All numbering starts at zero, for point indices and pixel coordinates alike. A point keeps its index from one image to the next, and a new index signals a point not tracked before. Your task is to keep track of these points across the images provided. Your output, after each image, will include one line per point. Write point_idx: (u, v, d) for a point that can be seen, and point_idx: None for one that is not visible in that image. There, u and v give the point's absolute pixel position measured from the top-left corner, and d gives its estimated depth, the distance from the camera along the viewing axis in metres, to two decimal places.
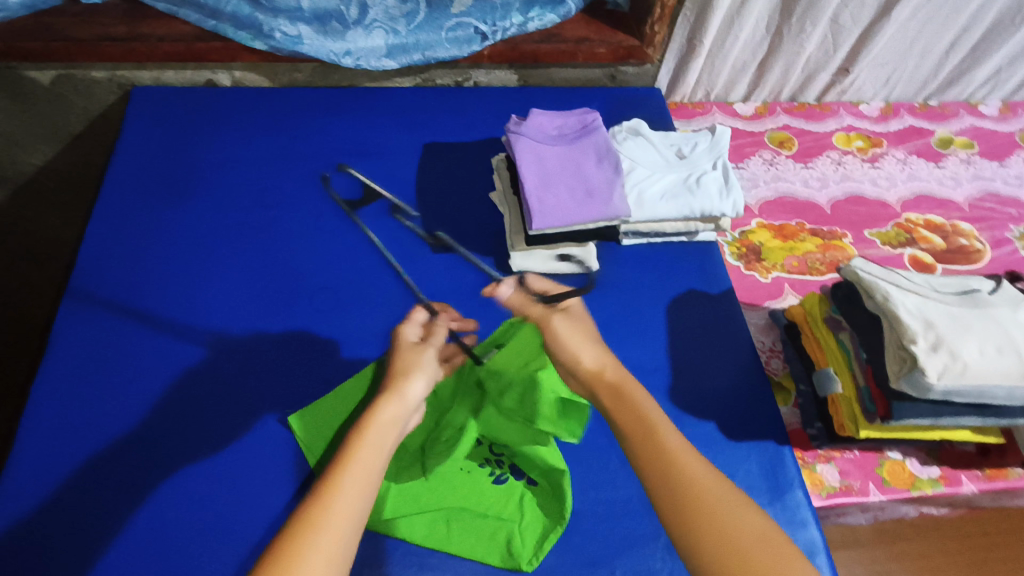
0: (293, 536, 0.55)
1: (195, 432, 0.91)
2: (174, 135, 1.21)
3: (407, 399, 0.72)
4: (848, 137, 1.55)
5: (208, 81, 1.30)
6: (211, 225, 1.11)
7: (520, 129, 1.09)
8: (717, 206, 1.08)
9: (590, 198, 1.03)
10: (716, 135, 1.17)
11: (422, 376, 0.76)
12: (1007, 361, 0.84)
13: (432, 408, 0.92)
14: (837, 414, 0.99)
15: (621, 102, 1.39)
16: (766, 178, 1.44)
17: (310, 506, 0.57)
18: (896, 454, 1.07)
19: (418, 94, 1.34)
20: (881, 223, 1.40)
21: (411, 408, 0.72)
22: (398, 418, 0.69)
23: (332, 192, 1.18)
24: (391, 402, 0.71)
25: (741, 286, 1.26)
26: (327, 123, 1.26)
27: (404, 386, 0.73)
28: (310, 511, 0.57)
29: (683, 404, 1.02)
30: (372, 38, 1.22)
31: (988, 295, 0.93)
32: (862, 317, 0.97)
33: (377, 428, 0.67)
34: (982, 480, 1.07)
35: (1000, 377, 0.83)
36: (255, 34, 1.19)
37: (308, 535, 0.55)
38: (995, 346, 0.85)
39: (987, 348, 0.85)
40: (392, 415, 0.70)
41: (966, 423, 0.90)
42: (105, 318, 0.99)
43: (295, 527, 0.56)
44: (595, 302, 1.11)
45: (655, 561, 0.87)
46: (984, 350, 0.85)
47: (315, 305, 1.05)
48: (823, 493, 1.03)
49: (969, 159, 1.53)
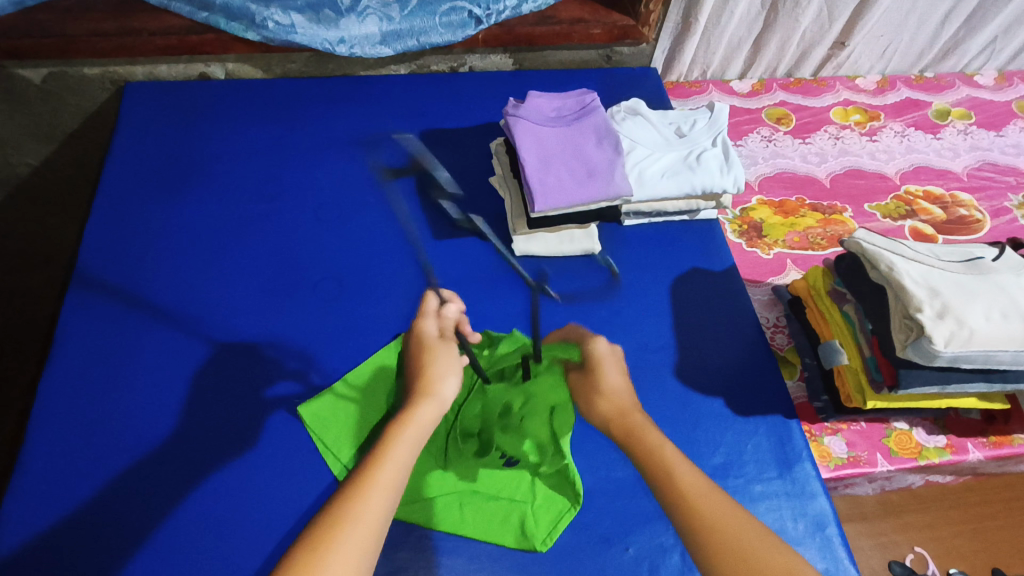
0: (300, 558, 0.53)
1: (205, 426, 0.91)
2: (169, 130, 1.20)
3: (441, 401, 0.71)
4: (846, 111, 1.54)
5: (201, 74, 1.29)
6: (211, 219, 1.11)
7: (519, 111, 1.09)
8: (718, 182, 1.08)
9: (591, 178, 1.02)
10: (715, 112, 1.17)
11: (454, 374, 0.75)
12: (1012, 326, 0.84)
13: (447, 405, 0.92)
14: (844, 385, 1.00)
15: (617, 82, 1.38)
16: (764, 155, 1.44)
17: (318, 528, 0.56)
18: (902, 424, 1.08)
19: (414, 81, 1.33)
20: (880, 196, 1.40)
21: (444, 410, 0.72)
22: (430, 422, 0.69)
23: (374, 162, 1.21)
24: (426, 403, 0.70)
25: (743, 262, 1.26)
26: (323, 113, 1.26)
27: (436, 387, 0.72)
28: (316, 533, 0.55)
29: (690, 382, 1.03)
30: (365, 24, 1.21)
31: (992, 261, 0.93)
32: (868, 288, 0.97)
33: (413, 430, 0.67)
34: (988, 448, 1.07)
35: (1005, 342, 0.84)
36: (247, 25, 1.18)
37: (315, 557, 0.53)
38: (1001, 312, 0.86)
39: (993, 314, 0.85)
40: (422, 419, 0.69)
41: (971, 389, 0.91)
42: (113, 318, 0.99)
43: (316, 534, 0.55)
44: (597, 285, 1.11)
45: (668, 536, 0.88)
46: (990, 316, 0.85)
47: (319, 295, 1.05)
48: (830, 465, 1.03)
49: (966, 129, 1.53)
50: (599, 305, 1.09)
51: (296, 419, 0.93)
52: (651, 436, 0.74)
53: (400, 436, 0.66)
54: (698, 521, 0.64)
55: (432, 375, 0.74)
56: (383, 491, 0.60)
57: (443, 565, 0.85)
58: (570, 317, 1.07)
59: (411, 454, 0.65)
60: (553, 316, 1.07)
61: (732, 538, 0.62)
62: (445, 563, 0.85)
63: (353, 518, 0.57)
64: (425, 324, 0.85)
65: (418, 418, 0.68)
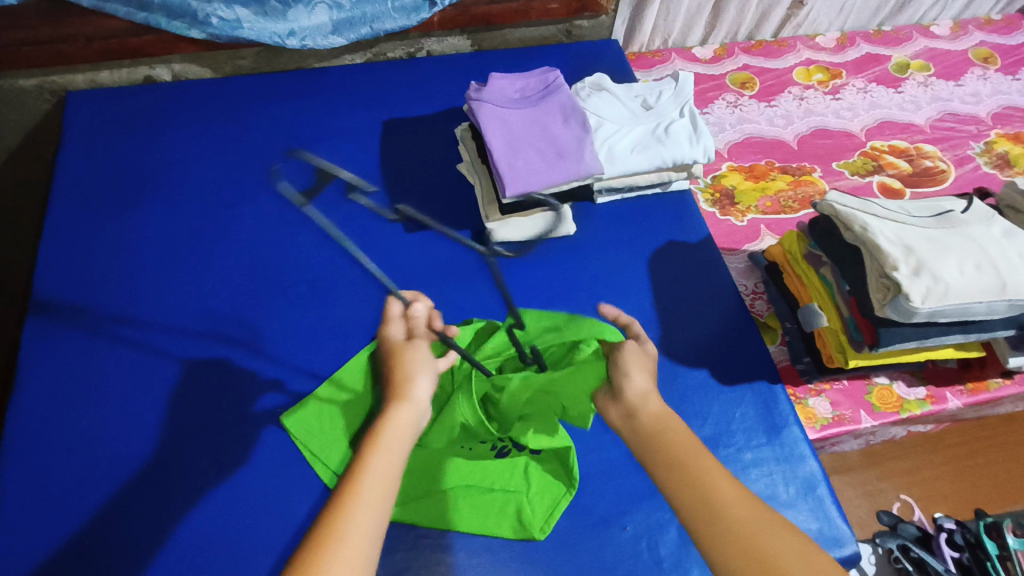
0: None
1: (185, 446, 0.88)
2: (118, 139, 1.15)
3: (417, 401, 0.68)
4: (808, 71, 1.54)
5: (146, 77, 1.24)
6: (170, 230, 1.07)
7: (481, 95, 1.06)
8: (688, 153, 1.07)
9: (561, 159, 1.01)
10: (680, 82, 1.16)
11: (426, 374, 0.70)
12: (986, 278, 0.85)
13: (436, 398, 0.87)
14: (826, 346, 1.01)
15: (580, 57, 1.36)
16: (731, 121, 1.43)
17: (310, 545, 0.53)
18: (883, 379, 1.10)
19: (371, 69, 1.29)
20: (847, 153, 1.40)
21: (423, 410, 0.68)
22: (411, 422, 0.66)
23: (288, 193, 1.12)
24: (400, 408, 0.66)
25: (718, 231, 1.26)
26: (279, 109, 1.21)
27: (407, 389, 0.68)
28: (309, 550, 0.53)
29: (675, 356, 1.03)
30: (315, 15, 1.15)
31: (962, 214, 0.94)
32: (843, 250, 0.97)
33: (391, 433, 0.64)
34: (966, 395, 1.10)
35: (980, 294, 0.85)
36: (190, 23, 1.12)
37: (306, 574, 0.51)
38: (974, 264, 0.86)
39: (967, 266, 0.86)
40: (403, 422, 0.65)
41: (950, 341, 0.92)
42: (75, 342, 0.95)
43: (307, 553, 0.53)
44: (575, 266, 1.10)
45: (664, 513, 0.88)
46: (964, 269, 0.86)
47: (291, 300, 1.02)
48: (816, 426, 1.05)
49: (926, 81, 1.54)
50: (580, 287, 1.08)
51: (279, 429, 0.91)
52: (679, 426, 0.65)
53: (376, 443, 0.63)
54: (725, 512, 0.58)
55: (404, 375, 0.69)
56: (366, 510, 0.57)
57: (442, 561, 0.84)
58: (550, 301, 1.06)
59: (392, 461, 0.61)
60: (532, 301, 1.06)
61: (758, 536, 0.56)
62: (445, 559, 0.84)
63: (339, 542, 0.54)
64: (390, 329, 0.75)
65: (394, 421, 0.65)
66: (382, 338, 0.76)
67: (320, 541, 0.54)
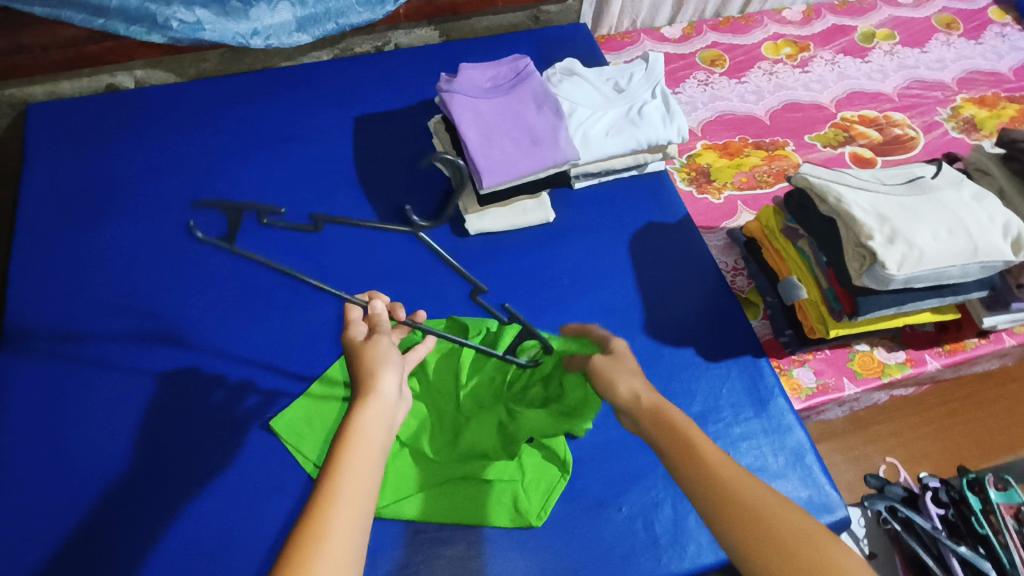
0: None
1: (173, 457, 0.88)
2: (82, 149, 1.12)
3: (384, 395, 0.64)
4: (776, 45, 1.55)
5: (108, 85, 1.21)
6: (143, 240, 1.05)
7: (452, 86, 1.05)
8: (663, 134, 1.07)
9: (536, 146, 1.00)
10: (650, 63, 1.16)
11: (392, 366, 0.67)
12: (958, 241, 0.87)
13: (434, 405, 0.93)
14: (807, 318, 1.03)
15: (549, 42, 1.35)
16: (703, 100, 1.44)
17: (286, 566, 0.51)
18: (864, 345, 1.12)
19: (339, 64, 1.27)
20: (819, 126, 1.42)
21: (392, 403, 0.65)
22: (381, 418, 0.63)
23: (262, 195, 1.11)
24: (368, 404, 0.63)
25: (695, 209, 1.28)
26: (247, 110, 1.20)
27: (374, 382, 0.65)
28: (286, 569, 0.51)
29: (660, 336, 1.04)
30: (278, 12, 1.13)
31: (932, 179, 0.96)
32: (818, 222, 0.99)
33: (360, 435, 0.61)
34: (944, 355, 1.12)
35: (953, 257, 0.87)
36: (149, 26, 1.09)
37: None
38: (946, 228, 0.88)
39: (940, 232, 0.87)
40: (372, 421, 0.62)
41: (926, 305, 0.94)
42: (55, 361, 0.93)
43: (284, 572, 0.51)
44: (557, 252, 1.10)
45: (658, 491, 0.90)
46: (937, 234, 0.87)
47: (273, 304, 1.01)
48: (801, 396, 1.07)
49: (892, 50, 1.56)
50: (562, 274, 1.09)
51: (269, 434, 0.90)
52: (671, 407, 0.66)
53: (346, 445, 0.60)
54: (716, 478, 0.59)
55: (367, 370, 0.66)
56: (348, 510, 0.55)
57: (441, 555, 0.84)
58: (533, 289, 1.07)
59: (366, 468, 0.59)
60: (516, 290, 1.06)
61: (751, 501, 0.57)
62: (445, 551, 0.85)
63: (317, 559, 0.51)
64: (352, 330, 0.70)
65: (361, 422, 0.62)
66: (345, 337, 0.71)
67: (296, 558, 0.51)
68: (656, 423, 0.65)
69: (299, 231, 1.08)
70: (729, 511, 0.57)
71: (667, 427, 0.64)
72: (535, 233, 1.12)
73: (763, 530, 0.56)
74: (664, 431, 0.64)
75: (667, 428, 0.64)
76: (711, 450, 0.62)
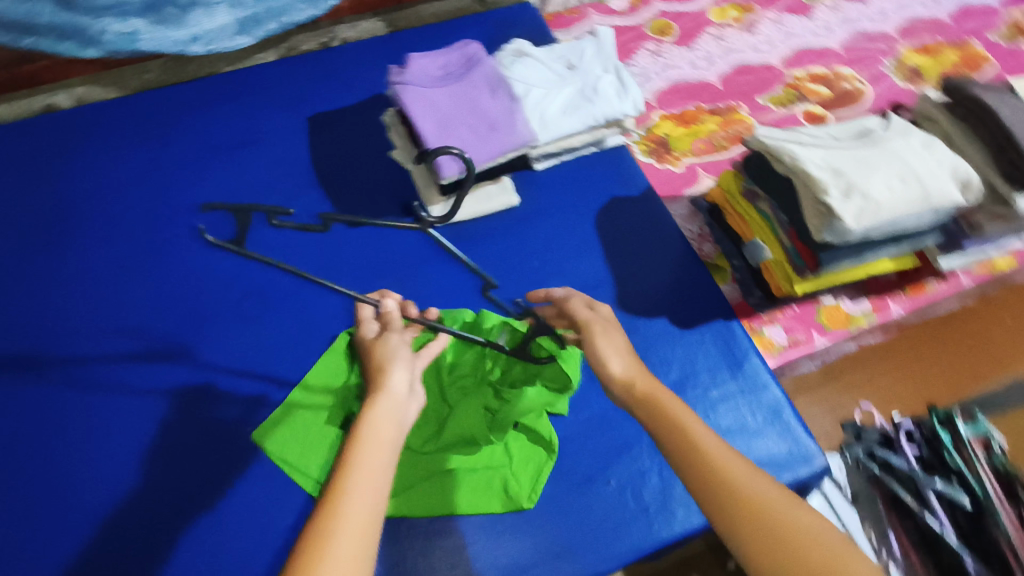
0: None
1: (157, 481, 0.87)
2: (25, 176, 1.09)
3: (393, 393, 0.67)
4: (723, 9, 1.56)
5: (46, 106, 1.16)
6: (101, 264, 1.02)
7: (403, 78, 1.03)
8: (618, 108, 1.08)
9: (493, 131, 1.00)
10: (599, 38, 1.16)
11: (399, 363, 0.70)
12: (911, 189, 0.89)
13: None
14: (773, 278, 1.07)
15: (498, 24, 1.34)
16: (656, 70, 1.44)
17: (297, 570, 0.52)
18: (830, 299, 1.15)
19: (285, 64, 1.24)
20: (770, 86, 1.44)
21: (402, 400, 0.68)
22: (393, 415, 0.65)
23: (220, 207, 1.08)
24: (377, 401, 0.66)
25: (657, 180, 1.29)
26: (194, 120, 1.16)
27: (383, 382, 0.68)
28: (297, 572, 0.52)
29: (634, 310, 1.05)
30: (215, 16, 1.11)
31: (883, 130, 0.98)
32: (777, 183, 1.00)
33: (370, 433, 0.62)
34: (905, 301, 1.17)
35: (908, 206, 0.89)
36: (82, 41, 1.05)
37: None
38: (899, 178, 0.90)
39: (893, 181, 0.90)
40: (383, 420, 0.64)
41: (885, 254, 0.98)
42: (25, 398, 0.92)
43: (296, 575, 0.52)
44: (524, 236, 1.11)
45: (644, 461, 0.92)
46: (891, 184, 0.89)
47: (242, 316, 0.99)
48: (774, 353, 1.10)
49: (835, 5, 1.58)
50: (531, 257, 1.09)
51: (253, 446, 0.89)
52: (664, 393, 0.67)
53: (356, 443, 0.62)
54: (708, 463, 0.61)
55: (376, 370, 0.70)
56: (355, 516, 0.55)
57: (438, 546, 0.85)
58: (504, 275, 1.07)
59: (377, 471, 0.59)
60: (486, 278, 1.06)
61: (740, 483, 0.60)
62: (440, 543, 0.86)
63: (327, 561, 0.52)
64: (364, 328, 0.76)
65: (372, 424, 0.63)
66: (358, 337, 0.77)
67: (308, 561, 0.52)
68: (649, 411, 0.66)
69: (262, 240, 1.06)
70: (718, 492, 0.60)
71: (658, 414, 0.66)
72: (501, 219, 1.12)
73: (752, 510, 0.58)
74: (653, 418, 0.66)
75: (657, 414, 0.66)
76: (700, 434, 0.64)
